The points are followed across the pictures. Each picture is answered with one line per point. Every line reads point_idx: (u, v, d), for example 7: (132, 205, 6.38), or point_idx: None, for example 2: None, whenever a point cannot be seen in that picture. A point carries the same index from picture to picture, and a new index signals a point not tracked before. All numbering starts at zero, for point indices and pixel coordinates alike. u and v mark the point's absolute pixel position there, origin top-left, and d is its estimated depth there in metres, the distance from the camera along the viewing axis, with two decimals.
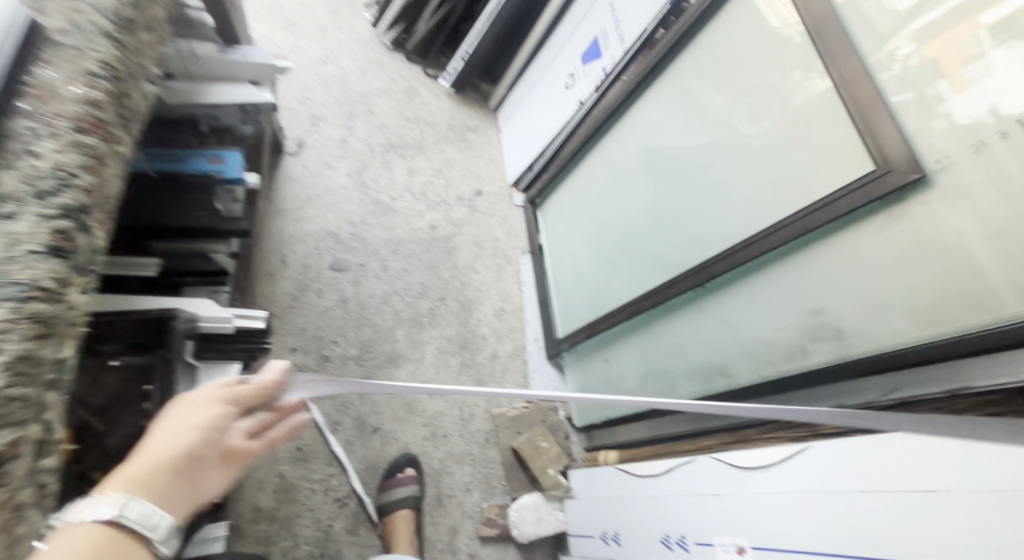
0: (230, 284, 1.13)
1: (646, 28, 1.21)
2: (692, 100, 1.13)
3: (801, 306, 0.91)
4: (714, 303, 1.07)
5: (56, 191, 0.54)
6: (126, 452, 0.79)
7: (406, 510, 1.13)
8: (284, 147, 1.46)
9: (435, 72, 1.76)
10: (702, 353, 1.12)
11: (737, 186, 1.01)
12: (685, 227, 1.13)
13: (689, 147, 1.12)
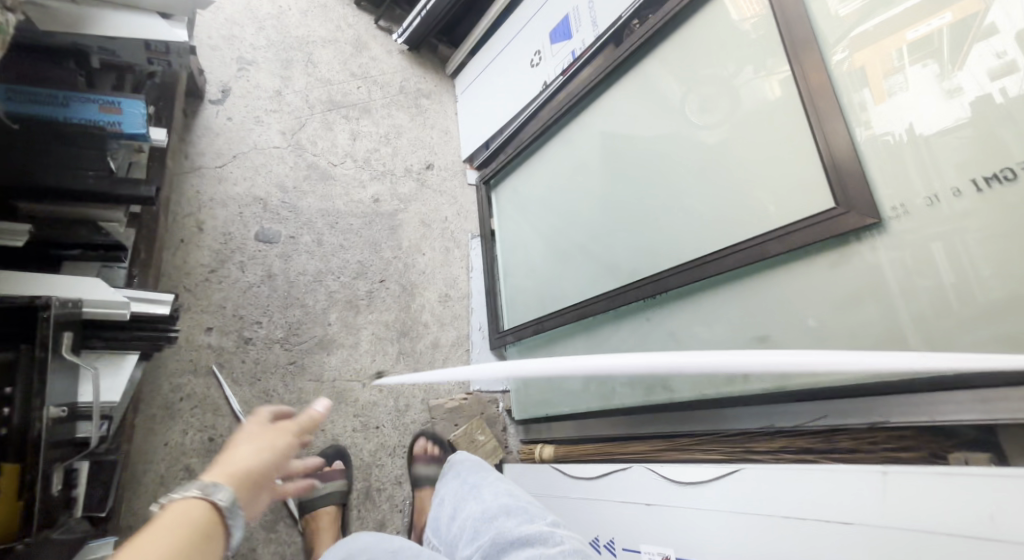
0: (127, 257, 1.00)
1: (622, 16, 1.18)
2: (658, 104, 1.10)
3: (746, 332, 0.92)
4: (661, 315, 1.07)
5: None
6: None
7: (330, 506, 1.03)
8: (206, 92, 1.27)
9: (388, 25, 1.61)
10: (643, 364, 1.11)
11: (697, 202, 1.00)
12: (642, 236, 1.12)
13: (653, 150, 1.10)
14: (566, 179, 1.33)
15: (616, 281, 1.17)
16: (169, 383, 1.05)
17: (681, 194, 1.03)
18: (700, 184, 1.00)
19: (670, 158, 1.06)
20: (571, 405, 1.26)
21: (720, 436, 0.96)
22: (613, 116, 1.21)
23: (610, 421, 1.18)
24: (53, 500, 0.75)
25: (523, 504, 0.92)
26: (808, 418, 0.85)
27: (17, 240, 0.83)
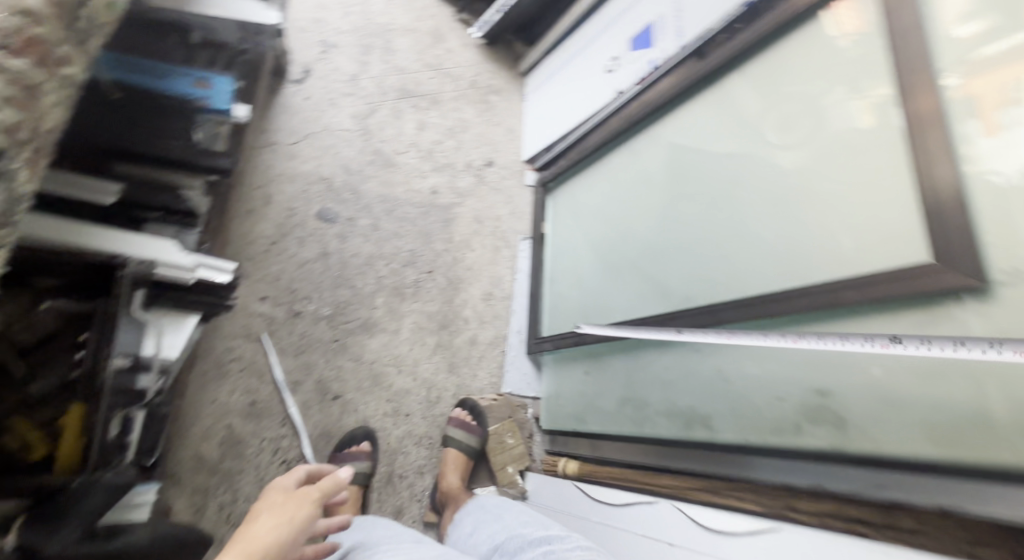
0: (200, 223, 1.09)
1: (710, 30, 1.13)
2: (738, 125, 1.06)
3: (805, 383, 0.87)
4: (712, 348, 1.02)
5: None
6: (50, 398, 0.87)
7: (354, 487, 1.08)
8: (288, 72, 1.34)
9: (468, 17, 1.64)
10: (686, 396, 1.08)
11: (767, 237, 0.96)
12: (702, 263, 1.08)
13: (727, 174, 1.06)
14: (630, 193, 1.29)
15: (667, 305, 1.14)
16: (223, 344, 1.12)
17: (752, 223, 0.99)
18: (777, 216, 0.95)
19: (745, 183, 1.02)
20: (606, 425, 1.25)
21: (755, 486, 0.94)
22: (688, 134, 1.17)
23: (643, 448, 1.16)
24: (109, 445, 0.83)
25: (538, 518, 0.97)
26: (863, 487, 0.81)
27: (105, 200, 0.92)
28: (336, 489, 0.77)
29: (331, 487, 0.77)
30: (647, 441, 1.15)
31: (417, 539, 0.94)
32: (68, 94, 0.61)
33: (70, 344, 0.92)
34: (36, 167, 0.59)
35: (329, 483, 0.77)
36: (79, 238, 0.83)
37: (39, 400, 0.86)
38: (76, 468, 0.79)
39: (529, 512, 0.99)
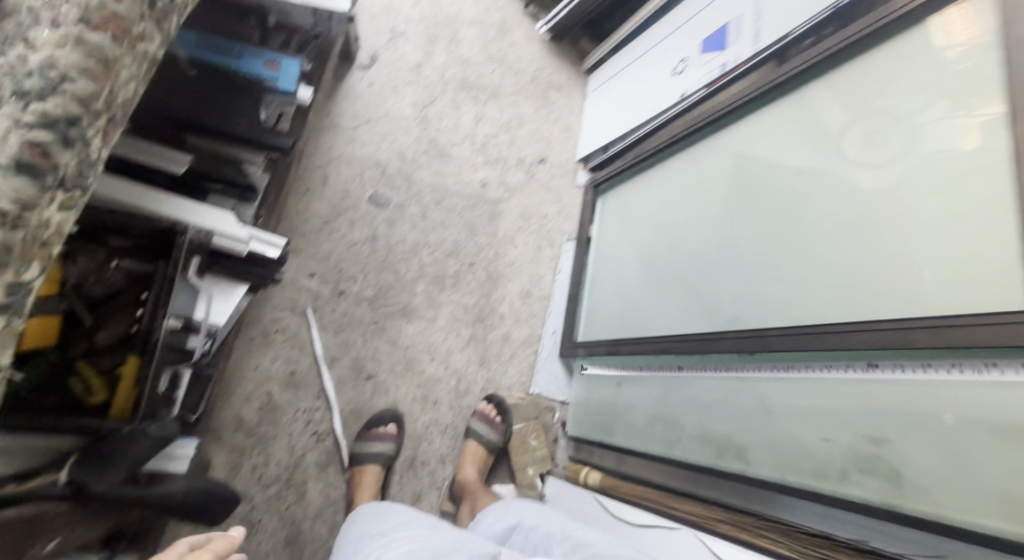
0: (256, 199, 1.10)
1: (790, 33, 1.07)
2: (809, 144, 1.00)
3: (857, 429, 0.83)
4: (756, 377, 0.99)
5: (42, 97, 0.47)
6: (110, 349, 0.93)
7: (376, 466, 1.11)
8: (356, 58, 1.38)
9: (537, 11, 1.63)
10: (723, 423, 1.05)
11: (828, 267, 0.91)
12: (755, 286, 1.03)
13: (796, 193, 1.00)
14: (684, 204, 1.25)
15: (712, 325, 1.10)
16: (270, 314, 1.18)
17: (820, 248, 0.93)
18: (849, 242, 0.88)
19: (816, 204, 0.95)
20: (633, 439, 1.23)
21: (795, 532, 0.89)
22: (754, 149, 1.11)
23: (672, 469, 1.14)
24: (157, 397, 0.89)
25: (550, 514, 0.99)
26: (918, 551, 0.75)
27: (178, 170, 0.95)
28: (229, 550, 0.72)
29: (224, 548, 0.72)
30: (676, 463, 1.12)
31: (432, 526, 0.94)
32: (147, 67, 0.58)
33: (132, 303, 0.97)
34: (112, 136, 0.55)
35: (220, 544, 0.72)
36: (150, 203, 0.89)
37: (103, 350, 0.93)
38: (129, 416, 0.86)
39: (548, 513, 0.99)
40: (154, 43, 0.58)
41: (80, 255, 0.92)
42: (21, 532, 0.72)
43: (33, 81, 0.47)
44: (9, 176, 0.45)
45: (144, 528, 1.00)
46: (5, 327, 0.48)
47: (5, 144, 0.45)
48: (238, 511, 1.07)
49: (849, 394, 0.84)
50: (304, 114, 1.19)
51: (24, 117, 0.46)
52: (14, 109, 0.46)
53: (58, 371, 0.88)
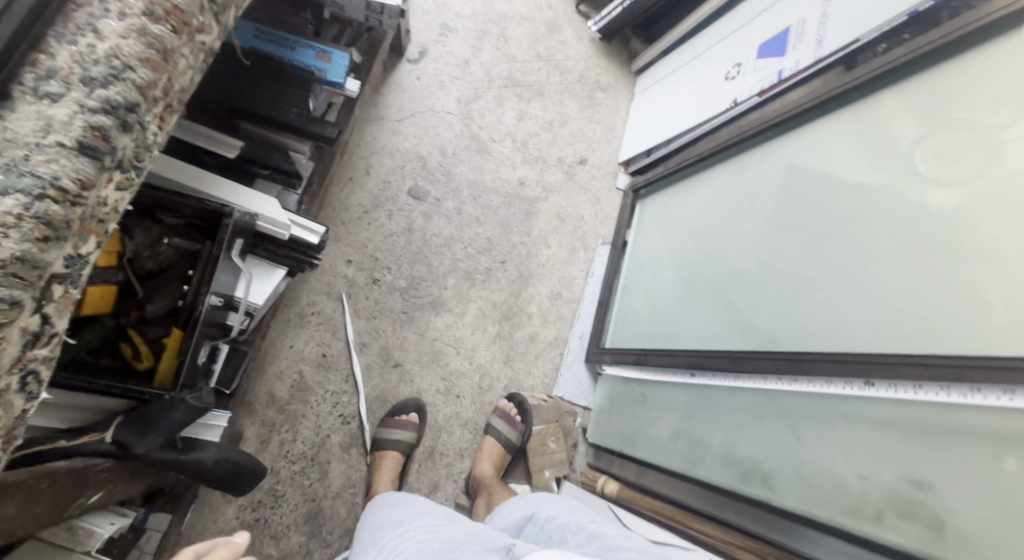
0: (300, 186, 1.14)
1: (857, 40, 1.01)
2: (861, 162, 0.94)
3: (897, 470, 0.79)
4: (789, 402, 0.96)
5: (106, 81, 0.52)
6: (159, 319, 0.96)
7: (395, 452, 1.14)
8: (406, 51, 1.40)
9: (588, 10, 1.62)
10: (748, 446, 1.02)
11: (875, 295, 0.86)
12: (794, 308, 0.99)
13: (846, 212, 0.94)
14: (723, 216, 1.21)
15: (746, 344, 1.06)
16: (307, 297, 1.22)
17: (869, 272, 0.88)
18: (903, 269, 0.84)
19: (868, 224, 0.90)
20: (654, 453, 1.21)
21: None
22: (802, 163, 1.06)
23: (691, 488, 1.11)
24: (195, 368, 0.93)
25: (566, 504, 0.97)
26: None
27: (230, 154, 0.99)
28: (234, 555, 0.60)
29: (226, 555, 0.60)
30: (697, 484, 1.09)
31: (448, 517, 0.96)
32: (203, 60, 0.63)
33: (179, 279, 0.98)
34: (166, 124, 0.60)
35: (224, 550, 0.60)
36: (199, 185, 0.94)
37: (152, 321, 0.96)
38: (169, 384, 0.90)
39: (567, 507, 0.96)
40: (210, 38, 0.63)
41: (135, 229, 0.94)
42: (68, 486, 0.76)
43: (99, 70, 0.52)
44: (72, 154, 0.50)
45: (180, 490, 1.04)
46: (62, 296, 0.52)
47: (71, 126, 0.50)
48: (265, 483, 1.12)
49: (892, 431, 0.81)
50: (351, 105, 1.22)
51: (89, 102, 0.51)
52: (81, 95, 0.51)
53: (109, 338, 0.92)
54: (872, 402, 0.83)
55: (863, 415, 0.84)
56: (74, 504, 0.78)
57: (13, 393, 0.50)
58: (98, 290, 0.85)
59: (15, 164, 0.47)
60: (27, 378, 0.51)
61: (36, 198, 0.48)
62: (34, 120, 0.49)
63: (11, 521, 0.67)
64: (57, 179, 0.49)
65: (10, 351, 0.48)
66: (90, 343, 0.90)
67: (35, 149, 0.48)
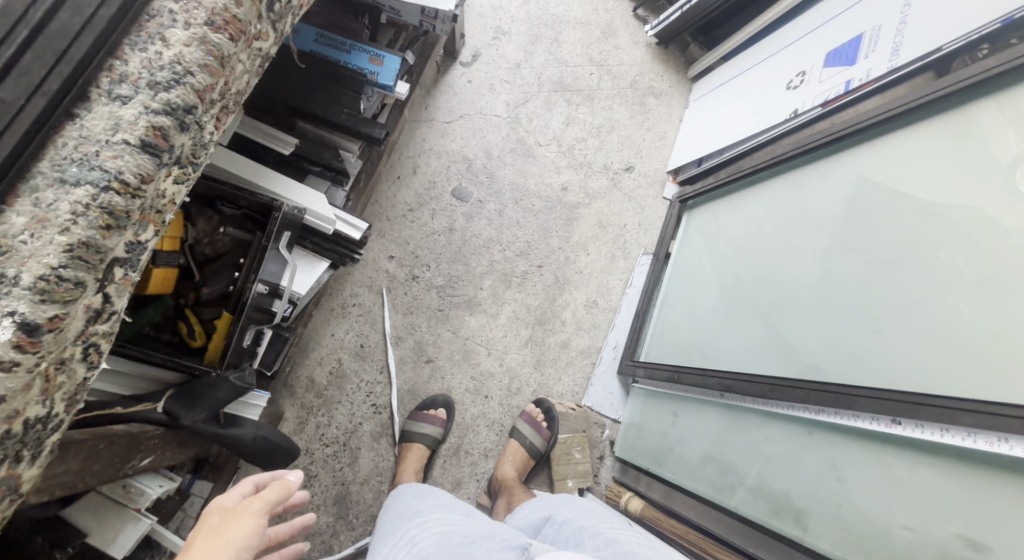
0: (348, 183, 1.18)
1: (941, 48, 0.92)
2: (932, 185, 0.86)
3: (949, 526, 0.73)
4: (829, 437, 0.90)
5: (168, 86, 0.55)
6: (212, 303, 1.00)
7: (421, 445, 1.17)
8: (460, 55, 1.46)
9: (646, 14, 1.61)
10: (783, 480, 0.95)
11: (935, 331, 0.79)
12: (843, 339, 0.92)
13: (907, 235, 0.87)
14: (775, 233, 1.14)
15: (787, 372, 1.00)
16: (350, 289, 1.27)
17: (928, 305, 0.81)
18: (970, 305, 0.76)
19: (930, 251, 0.83)
20: (684, 475, 1.16)
21: None
22: (863, 180, 0.97)
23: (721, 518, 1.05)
24: (242, 350, 0.96)
25: (589, 508, 0.95)
26: None
27: (284, 150, 1.03)
28: (286, 494, 0.62)
29: (277, 494, 0.61)
30: (724, 514, 1.04)
31: (466, 512, 0.97)
32: (260, 64, 0.66)
33: (231, 266, 1.01)
34: (224, 124, 0.64)
35: (276, 490, 0.61)
36: (253, 176, 1.00)
37: (207, 302, 0.99)
38: (217, 362, 0.93)
39: (585, 510, 0.94)
40: (268, 43, 0.66)
41: (197, 217, 1.00)
42: (124, 446, 0.79)
43: (163, 75, 0.55)
44: (135, 151, 0.53)
45: (222, 460, 1.08)
46: (122, 278, 0.57)
47: (136, 125, 0.54)
48: (299, 463, 1.17)
49: (947, 484, 0.74)
50: (403, 106, 1.26)
51: (153, 104, 0.55)
52: (147, 98, 0.55)
53: (170, 316, 0.97)
54: (928, 450, 0.76)
55: (916, 463, 0.77)
56: (129, 465, 0.81)
57: (77, 361, 0.56)
58: (161, 272, 0.89)
59: (88, 158, 0.53)
60: (89, 349, 0.57)
61: (102, 190, 0.52)
62: (106, 120, 0.54)
63: (75, 475, 0.71)
64: (120, 173, 0.53)
65: (75, 326, 0.53)
66: (152, 319, 0.95)
67: (105, 145, 0.53)
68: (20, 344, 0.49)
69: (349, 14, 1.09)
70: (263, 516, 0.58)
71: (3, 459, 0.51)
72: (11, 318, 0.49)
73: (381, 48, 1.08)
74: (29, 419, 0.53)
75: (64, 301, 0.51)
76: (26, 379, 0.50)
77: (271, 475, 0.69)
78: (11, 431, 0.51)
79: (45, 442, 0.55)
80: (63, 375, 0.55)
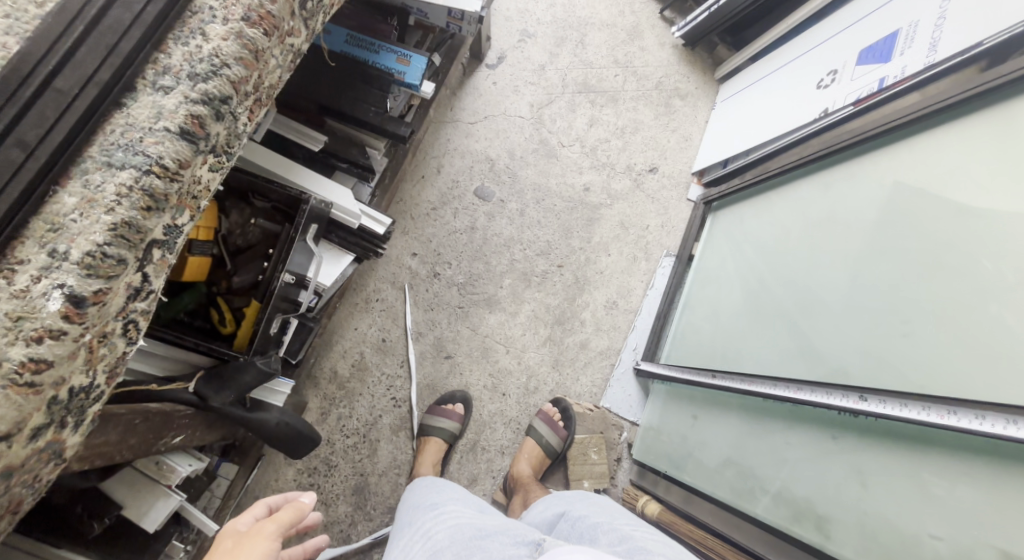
0: (374, 180, 1.20)
1: (978, 44, 0.88)
2: (969, 183, 0.81)
3: (979, 536, 0.69)
4: (853, 442, 0.86)
5: (206, 77, 0.54)
6: (242, 291, 1.02)
7: (438, 439, 1.18)
8: (486, 58, 1.49)
9: (672, 16, 1.61)
10: (805, 485, 0.92)
11: (962, 335, 0.76)
12: (870, 344, 0.88)
13: (935, 236, 0.83)
14: (802, 235, 1.10)
15: (812, 376, 0.96)
16: (374, 284, 1.30)
17: (955, 307, 0.78)
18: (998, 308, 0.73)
19: (958, 251, 0.80)
20: (703, 480, 1.13)
21: None
22: (896, 180, 0.93)
23: (740, 524, 1.03)
24: (268, 337, 0.98)
25: (604, 504, 0.94)
26: None
27: (314, 147, 1.06)
28: (298, 517, 0.63)
29: (290, 517, 0.62)
30: (746, 521, 1.01)
31: (480, 508, 0.96)
32: (292, 60, 0.65)
33: (261, 256, 1.03)
34: (257, 116, 0.62)
35: (289, 512, 0.63)
36: (282, 170, 1.03)
37: (237, 291, 1.02)
38: (245, 348, 0.96)
39: (601, 506, 0.93)
40: (300, 40, 0.64)
41: (230, 209, 1.03)
42: (158, 423, 0.80)
43: (202, 67, 0.54)
44: (174, 138, 0.53)
45: (248, 444, 1.12)
46: (160, 260, 0.56)
47: (176, 114, 0.53)
48: (320, 453, 1.20)
49: (987, 499, 0.69)
50: (428, 105, 1.29)
51: (192, 94, 0.54)
52: (186, 88, 0.54)
53: (202, 303, 1.00)
54: (960, 462, 0.72)
55: (956, 480, 0.72)
56: (161, 441, 0.82)
57: (117, 335, 0.55)
58: (196, 261, 0.91)
59: (132, 144, 0.52)
60: (129, 325, 0.56)
61: (143, 173, 0.51)
62: (149, 109, 0.53)
63: (111, 446, 0.72)
64: (159, 157, 0.52)
65: (116, 302, 0.52)
66: (186, 307, 0.97)
67: (148, 132, 0.52)
68: (67, 315, 0.49)
69: (379, 17, 1.12)
70: (276, 539, 0.60)
71: (49, 424, 0.51)
72: (61, 290, 0.48)
73: (409, 49, 1.10)
74: (74, 387, 0.52)
75: (108, 276, 0.50)
76: (73, 347, 0.50)
77: (285, 496, 0.71)
78: (58, 397, 0.50)
79: (87, 410, 0.54)
80: (106, 348, 0.54)
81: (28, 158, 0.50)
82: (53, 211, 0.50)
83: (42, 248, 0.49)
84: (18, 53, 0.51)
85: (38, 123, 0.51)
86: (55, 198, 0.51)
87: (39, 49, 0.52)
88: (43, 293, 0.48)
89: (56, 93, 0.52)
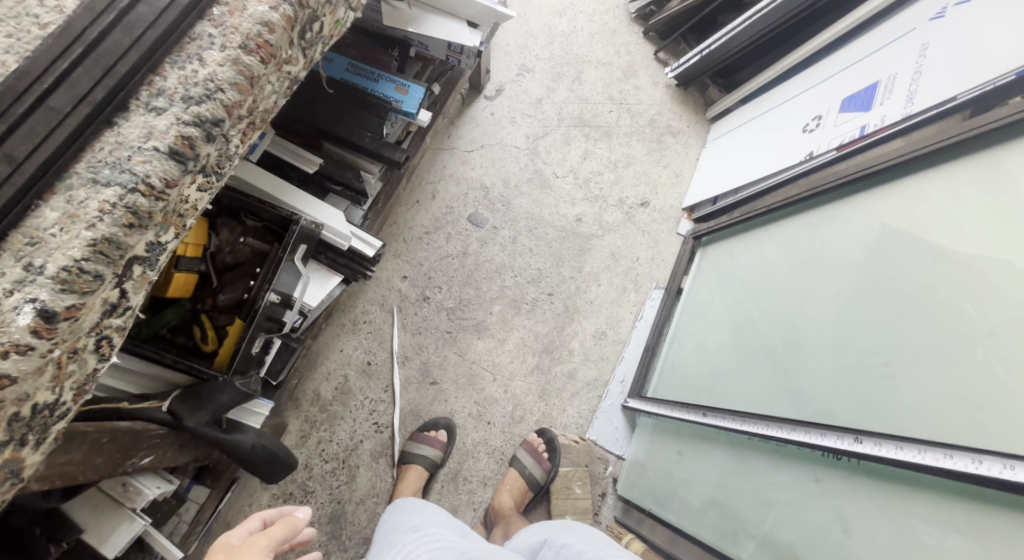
0: (367, 203, 1.21)
1: (954, 97, 0.91)
2: (950, 229, 0.83)
3: None
4: (839, 486, 0.85)
5: (199, 100, 0.55)
6: (225, 309, 0.99)
7: (420, 467, 1.15)
8: (484, 89, 1.52)
9: (666, 57, 1.66)
10: (788, 530, 0.90)
11: (945, 378, 0.76)
12: (855, 386, 0.87)
13: (918, 279, 0.84)
14: (788, 273, 1.12)
15: (797, 416, 0.96)
16: (362, 306, 1.29)
17: (936, 349, 0.78)
18: (980, 353, 0.73)
19: (940, 294, 0.80)
20: (688, 520, 1.11)
21: None
22: (880, 222, 0.95)
23: None
24: (248, 358, 0.96)
25: (588, 533, 0.92)
26: None
27: (308, 169, 1.07)
28: (292, 532, 0.60)
29: (283, 533, 0.59)
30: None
31: (462, 534, 0.93)
32: (289, 86, 0.65)
33: (247, 275, 1.01)
34: (250, 139, 0.63)
35: (282, 528, 0.60)
36: (275, 191, 1.03)
37: (221, 308, 0.99)
38: (225, 368, 0.93)
39: (587, 536, 0.90)
40: (298, 68, 0.65)
41: (222, 227, 1.01)
42: (126, 443, 0.77)
43: (197, 90, 0.55)
44: (162, 158, 0.53)
45: (222, 466, 1.07)
46: (140, 276, 0.55)
47: (166, 134, 0.53)
48: (298, 478, 1.16)
49: (977, 551, 0.67)
50: (425, 132, 1.31)
51: (184, 115, 0.54)
52: (179, 110, 0.54)
53: (186, 319, 0.98)
54: (945, 510, 0.71)
55: (946, 528, 0.70)
56: (128, 463, 0.78)
57: (90, 352, 0.54)
58: (182, 277, 0.90)
59: (120, 162, 0.52)
60: (103, 341, 0.54)
61: (129, 191, 0.51)
62: (140, 129, 0.54)
63: (75, 466, 0.69)
64: (146, 176, 0.52)
65: (90, 318, 0.52)
66: (168, 323, 0.95)
67: (137, 151, 0.53)
68: (36, 330, 0.48)
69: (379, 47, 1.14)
70: (267, 554, 0.57)
71: (7, 441, 0.49)
72: (32, 304, 0.48)
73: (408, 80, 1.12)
74: (38, 405, 0.50)
75: (82, 292, 0.50)
76: (40, 363, 0.48)
77: (280, 509, 0.68)
78: (20, 414, 0.49)
79: (50, 428, 0.52)
80: (76, 364, 0.52)
81: (14, 171, 0.50)
82: (33, 226, 0.50)
83: (17, 262, 0.49)
84: (16, 71, 0.52)
85: (27, 139, 0.51)
86: (36, 212, 0.50)
87: (39, 66, 0.52)
88: (13, 307, 0.47)
89: (49, 111, 0.52)
